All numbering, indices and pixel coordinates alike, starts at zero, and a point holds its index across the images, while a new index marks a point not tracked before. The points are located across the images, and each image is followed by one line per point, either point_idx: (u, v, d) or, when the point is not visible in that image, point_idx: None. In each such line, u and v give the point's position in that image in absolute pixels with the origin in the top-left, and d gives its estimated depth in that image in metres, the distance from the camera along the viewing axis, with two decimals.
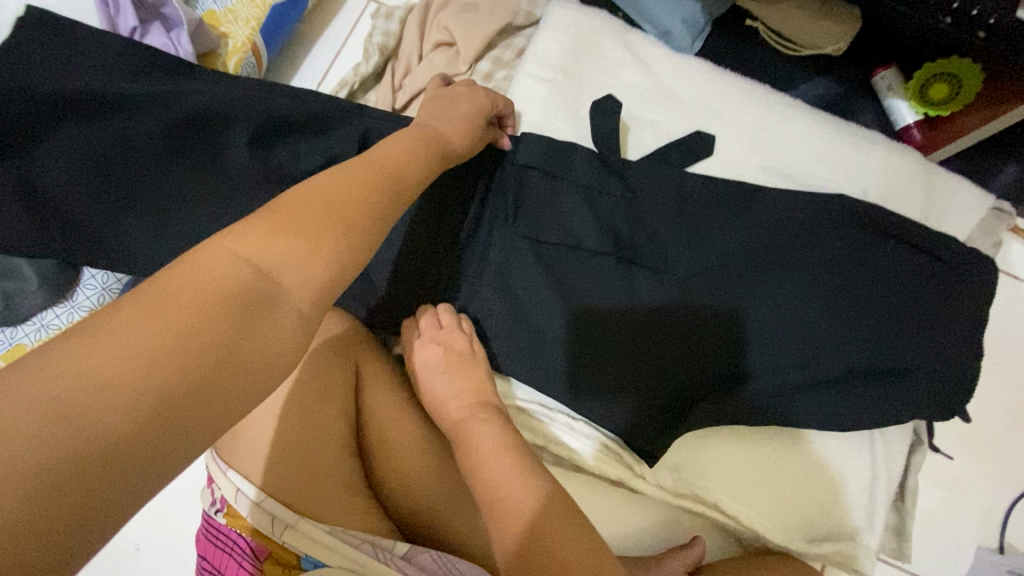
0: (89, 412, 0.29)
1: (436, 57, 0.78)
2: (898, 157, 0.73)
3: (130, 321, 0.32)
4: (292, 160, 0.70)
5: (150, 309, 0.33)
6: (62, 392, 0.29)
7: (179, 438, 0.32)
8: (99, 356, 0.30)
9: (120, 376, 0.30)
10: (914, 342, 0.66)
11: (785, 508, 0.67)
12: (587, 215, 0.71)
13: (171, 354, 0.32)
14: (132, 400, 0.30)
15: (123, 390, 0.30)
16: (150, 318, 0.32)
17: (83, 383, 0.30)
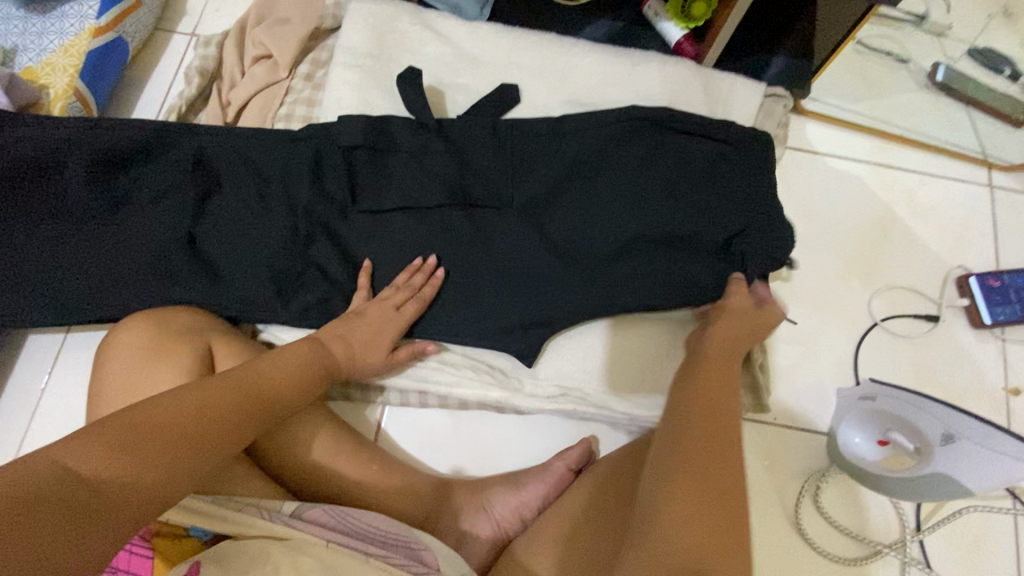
0: (122, 463, 0.45)
1: (256, 70, 0.85)
2: (674, 67, 0.83)
3: (134, 442, 0.47)
4: (131, 186, 0.75)
5: (129, 448, 0.47)
6: (103, 459, 0.45)
7: (112, 512, 0.44)
8: (138, 442, 0.47)
9: (128, 484, 0.45)
10: (719, 214, 0.76)
11: (648, 384, 0.75)
12: (418, 176, 0.77)
13: (80, 483, 0.43)
14: (88, 491, 0.43)
15: (147, 466, 0.47)
16: (163, 430, 0.49)
17: (139, 449, 0.47)
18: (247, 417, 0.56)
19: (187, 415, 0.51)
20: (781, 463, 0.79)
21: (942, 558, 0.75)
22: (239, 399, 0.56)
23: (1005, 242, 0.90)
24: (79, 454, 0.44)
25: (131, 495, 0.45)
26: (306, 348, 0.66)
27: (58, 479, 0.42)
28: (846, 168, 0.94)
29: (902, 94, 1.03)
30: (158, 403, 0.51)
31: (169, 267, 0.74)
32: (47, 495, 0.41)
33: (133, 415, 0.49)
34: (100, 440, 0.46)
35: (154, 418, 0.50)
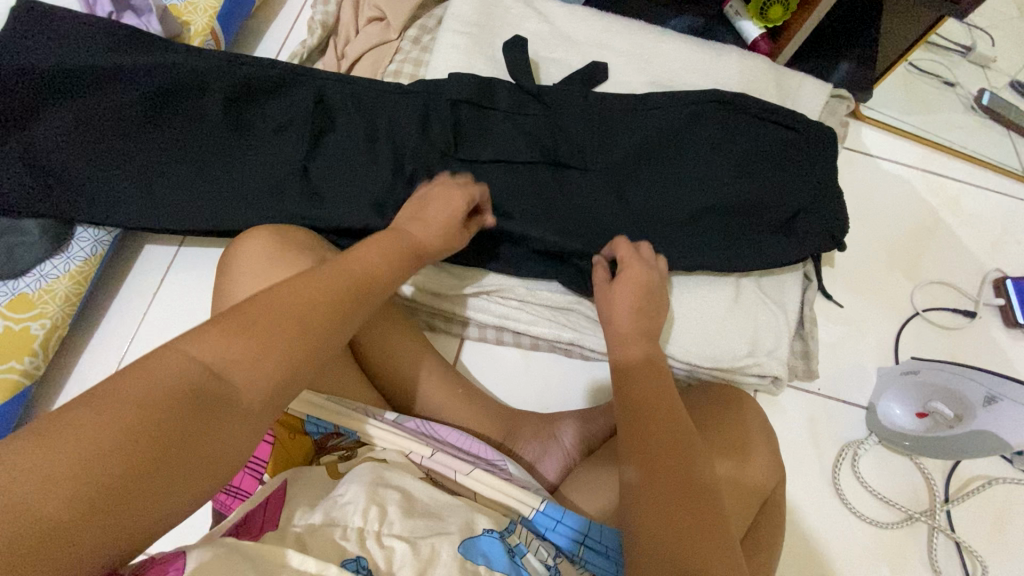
0: (239, 369, 0.43)
1: (370, 30, 0.93)
2: (751, 60, 0.91)
3: (240, 341, 0.44)
4: (259, 118, 0.83)
5: (239, 345, 0.44)
6: (221, 363, 0.43)
7: (233, 430, 0.42)
8: (241, 350, 0.44)
9: (244, 387, 0.43)
10: (788, 193, 0.83)
11: (711, 341, 0.81)
12: (515, 134, 0.85)
13: (199, 391, 0.41)
14: (208, 399, 0.41)
15: (258, 367, 0.44)
16: (261, 329, 0.45)
17: (247, 358, 0.44)
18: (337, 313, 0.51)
19: (282, 308, 0.48)
20: (822, 429, 0.85)
21: (967, 529, 0.80)
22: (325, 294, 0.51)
23: None
24: (197, 352, 0.42)
25: (254, 401, 0.44)
26: (387, 241, 0.63)
27: (176, 388, 0.39)
28: (896, 171, 1.01)
29: (950, 113, 1.11)
30: (262, 297, 0.48)
31: (286, 192, 0.81)
32: (183, 407, 0.39)
33: (239, 316, 0.46)
34: (214, 335, 0.43)
35: (252, 312, 0.46)
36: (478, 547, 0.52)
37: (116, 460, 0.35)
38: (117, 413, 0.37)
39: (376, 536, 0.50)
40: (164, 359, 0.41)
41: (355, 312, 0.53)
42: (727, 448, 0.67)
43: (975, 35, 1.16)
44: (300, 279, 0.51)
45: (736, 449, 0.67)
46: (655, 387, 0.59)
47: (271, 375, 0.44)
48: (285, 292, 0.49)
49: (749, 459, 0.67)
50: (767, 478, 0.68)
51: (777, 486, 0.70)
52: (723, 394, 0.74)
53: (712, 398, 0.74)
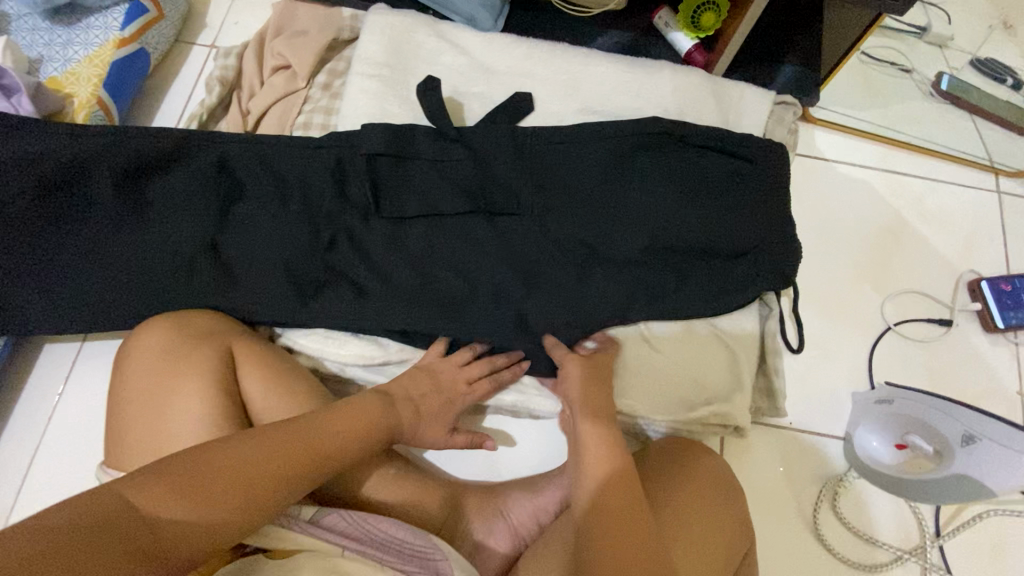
0: (165, 514, 0.44)
1: (275, 80, 0.86)
2: (685, 76, 0.84)
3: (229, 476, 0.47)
4: (157, 194, 0.76)
5: (231, 479, 0.47)
6: (143, 507, 0.43)
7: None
8: (185, 492, 0.45)
9: (171, 538, 0.44)
10: (739, 222, 0.77)
11: (668, 389, 0.75)
12: (439, 184, 0.79)
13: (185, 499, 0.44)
14: (133, 538, 0.42)
15: (227, 505, 0.46)
16: (212, 477, 0.47)
17: (186, 504, 0.45)
18: (293, 475, 0.51)
19: (273, 457, 0.50)
20: (799, 468, 0.78)
21: (964, 563, 0.74)
22: (297, 450, 0.52)
23: (1015, 247, 0.91)
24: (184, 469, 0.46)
25: (169, 549, 0.44)
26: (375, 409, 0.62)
27: (109, 520, 0.42)
28: (854, 174, 0.95)
29: (906, 103, 1.04)
30: (228, 446, 0.49)
31: (196, 272, 0.75)
32: (98, 542, 0.40)
33: (201, 458, 0.48)
34: (161, 481, 0.45)
35: (230, 456, 0.49)
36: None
37: (77, 547, 0.39)
38: (37, 535, 0.39)
39: None
40: (105, 493, 0.43)
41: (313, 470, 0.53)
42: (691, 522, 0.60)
43: (929, 15, 1.08)
44: (270, 436, 0.52)
45: (701, 524, 0.61)
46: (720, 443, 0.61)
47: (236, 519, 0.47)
48: (243, 448, 0.50)
49: (718, 531, 0.62)
50: (738, 543, 0.63)
51: (749, 551, 0.65)
52: (678, 446, 0.70)
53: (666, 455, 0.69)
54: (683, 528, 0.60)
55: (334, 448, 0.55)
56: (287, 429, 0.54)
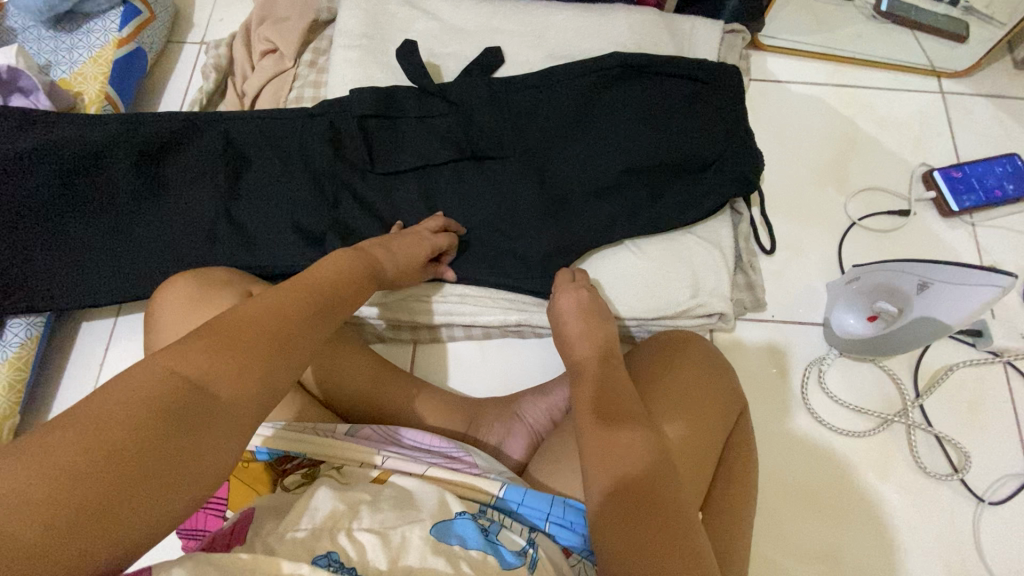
0: (217, 379, 0.43)
1: (265, 63, 0.94)
2: (640, 15, 0.92)
3: (214, 358, 0.43)
4: (172, 171, 0.83)
5: (220, 359, 0.44)
6: (196, 376, 0.42)
7: (216, 434, 0.42)
8: (222, 363, 0.44)
9: (232, 398, 0.43)
10: (703, 137, 0.84)
11: (656, 293, 0.82)
12: (426, 136, 0.85)
13: (173, 401, 0.40)
14: (197, 405, 0.41)
15: (244, 378, 0.44)
16: (246, 341, 0.46)
17: (228, 373, 0.44)
18: (306, 331, 0.51)
19: (256, 330, 0.47)
20: (785, 354, 0.85)
21: (943, 419, 0.81)
22: (299, 300, 0.52)
23: (961, 140, 0.99)
24: (142, 381, 0.40)
25: (235, 407, 0.43)
26: (353, 257, 0.63)
27: (171, 393, 0.40)
28: (807, 92, 1.03)
29: (849, 26, 1.07)
30: (245, 310, 0.48)
31: (215, 238, 0.81)
32: (159, 419, 0.39)
33: (221, 327, 0.46)
34: (200, 350, 0.43)
35: (245, 318, 0.48)
36: (453, 531, 0.54)
37: (138, 432, 0.38)
38: (97, 430, 0.37)
39: (348, 531, 0.51)
40: (150, 373, 0.41)
41: (322, 322, 0.53)
42: (687, 398, 0.67)
43: None
44: (270, 295, 0.51)
45: (697, 397, 0.68)
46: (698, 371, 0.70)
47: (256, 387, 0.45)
48: (253, 309, 0.49)
49: (714, 408, 0.69)
50: (730, 407, 0.70)
51: (741, 414, 0.73)
52: (671, 338, 0.77)
53: (659, 349, 0.75)
54: (683, 408, 0.66)
55: (328, 295, 0.56)
56: (282, 288, 0.53)
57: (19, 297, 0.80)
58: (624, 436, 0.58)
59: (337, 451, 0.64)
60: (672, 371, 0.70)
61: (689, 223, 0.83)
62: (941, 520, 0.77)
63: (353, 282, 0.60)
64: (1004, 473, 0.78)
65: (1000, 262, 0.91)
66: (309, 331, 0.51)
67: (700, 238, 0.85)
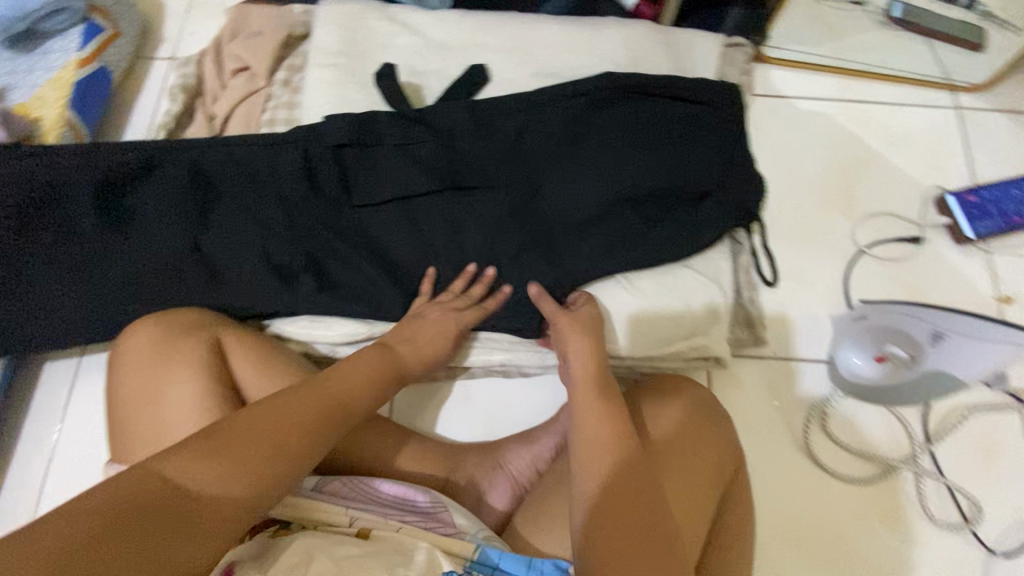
0: (207, 482, 0.45)
1: (236, 82, 0.89)
2: (635, 29, 0.86)
3: (209, 463, 0.46)
4: (137, 204, 0.79)
5: (214, 463, 0.46)
6: (189, 476, 0.45)
7: (192, 536, 0.44)
8: (215, 467, 0.46)
9: (216, 502, 0.45)
10: (701, 165, 0.79)
11: (651, 334, 0.77)
12: (407, 164, 0.80)
13: (162, 505, 0.43)
14: (181, 505, 0.44)
15: (233, 485, 0.46)
16: (248, 445, 0.48)
17: (222, 477, 0.46)
18: (314, 437, 0.52)
19: (258, 431, 0.49)
20: (786, 396, 0.80)
21: (954, 465, 0.77)
22: (316, 407, 0.54)
23: (977, 160, 0.93)
24: (139, 481, 0.44)
25: (220, 509, 0.45)
26: (375, 355, 0.64)
27: (160, 493, 0.44)
28: (813, 108, 0.96)
29: (861, 38, 1.00)
30: (261, 412, 0.50)
31: (183, 276, 0.77)
32: (140, 517, 0.42)
33: (231, 424, 0.49)
34: (198, 452, 0.46)
35: (254, 420, 0.50)
36: None
37: (119, 528, 0.41)
38: (79, 522, 0.40)
39: None
40: (147, 470, 0.44)
41: (331, 428, 0.54)
42: (692, 455, 0.63)
43: None
44: (285, 396, 0.53)
45: (701, 453, 0.64)
46: (704, 426, 0.66)
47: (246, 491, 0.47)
48: (268, 410, 0.51)
49: (716, 465, 0.64)
50: (726, 460, 0.66)
51: (738, 468, 0.68)
52: (663, 382, 0.72)
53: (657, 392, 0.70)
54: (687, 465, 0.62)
55: (345, 401, 0.56)
56: (301, 389, 0.55)
57: None
58: (636, 512, 0.53)
59: (306, 510, 0.59)
60: (680, 422, 0.65)
61: (687, 256, 0.78)
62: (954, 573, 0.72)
63: (369, 386, 0.60)
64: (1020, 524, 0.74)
65: (1018, 294, 0.85)
66: (317, 438, 0.52)
67: (699, 270, 0.79)
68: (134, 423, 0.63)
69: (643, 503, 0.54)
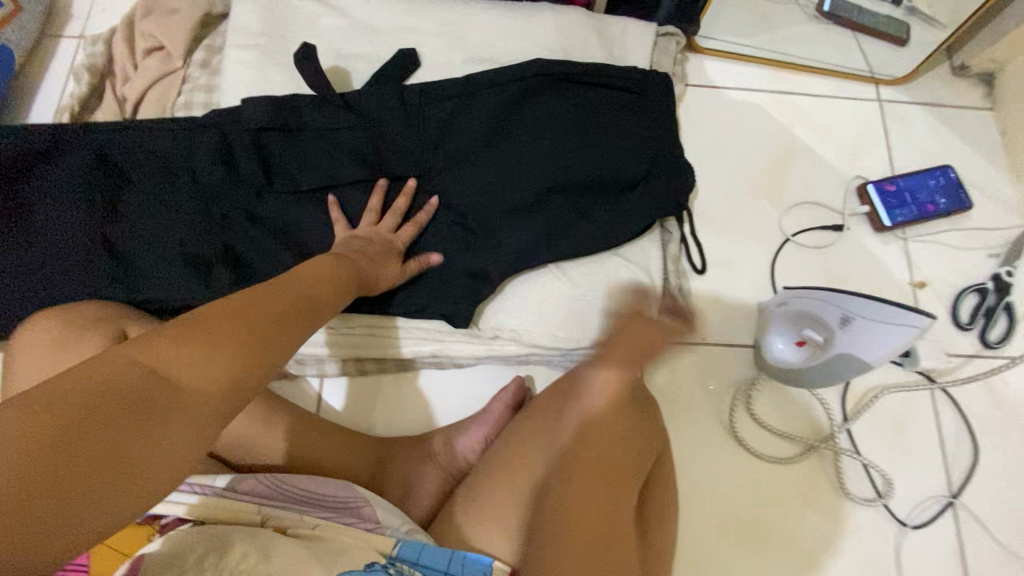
0: (182, 363, 0.40)
1: (150, 62, 0.84)
2: (567, 15, 0.86)
3: (178, 349, 0.40)
4: (36, 191, 0.74)
5: (194, 347, 0.41)
6: (168, 360, 0.39)
7: (179, 420, 0.38)
8: (184, 350, 0.40)
9: (199, 385, 0.40)
10: (631, 154, 0.79)
11: (581, 322, 0.77)
12: (332, 152, 0.78)
13: (129, 394, 0.37)
14: (161, 395, 0.38)
15: (209, 368, 0.41)
16: (216, 331, 0.42)
17: (195, 362, 0.40)
18: (287, 324, 0.48)
19: (225, 311, 0.45)
20: (714, 381, 0.82)
21: (869, 443, 0.80)
22: (284, 300, 0.50)
23: (896, 150, 0.97)
24: (99, 367, 0.37)
25: (203, 395, 0.40)
26: (335, 260, 0.62)
27: (133, 378, 0.38)
28: (745, 98, 0.98)
29: (793, 25, 1.00)
30: (229, 303, 0.45)
31: (87, 268, 0.72)
32: (107, 408, 0.35)
33: (201, 313, 0.43)
34: (172, 340, 0.40)
35: (220, 304, 0.45)
36: None
37: (90, 419, 0.35)
38: (44, 415, 0.33)
39: None
40: (104, 363, 0.38)
41: (301, 321, 0.50)
42: (637, 430, 0.64)
43: None
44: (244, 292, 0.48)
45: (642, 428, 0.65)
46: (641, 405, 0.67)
47: (233, 374, 0.42)
48: (223, 308, 0.45)
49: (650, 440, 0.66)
50: (652, 445, 0.66)
51: (663, 451, 0.69)
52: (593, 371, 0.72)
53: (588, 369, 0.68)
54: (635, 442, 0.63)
55: (309, 295, 0.54)
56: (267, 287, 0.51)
57: None
58: (588, 510, 0.54)
59: (217, 508, 0.56)
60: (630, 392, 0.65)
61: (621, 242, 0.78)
62: (866, 543, 0.76)
63: (334, 290, 0.58)
64: (927, 496, 0.78)
65: (931, 278, 0.89)
66: (291, 324, 0.48)
67: (629, 258, 0.80)
68: None
69: (576, 471, 0.57)
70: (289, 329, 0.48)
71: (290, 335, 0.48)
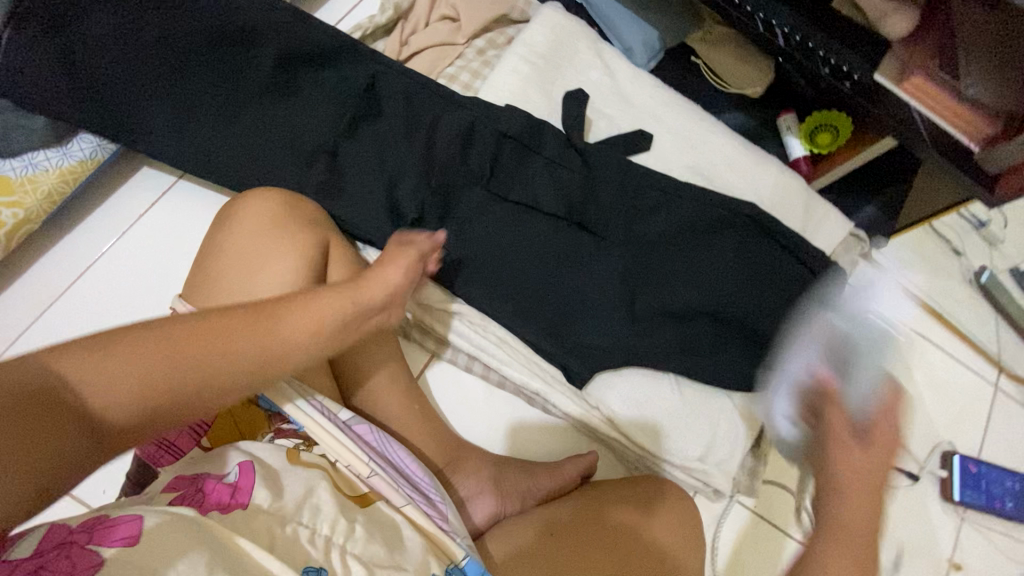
0: (116, 386, 0.43)
1: (439, 27, 0.93)
2: (791, 177, 0.93)
3: (121, 364, 0.44)
4: (308, 84, 0.82)
5: (148, 366, 0.45)
6: (84, 373, 0.43)
7: (86, 432, 0.43)
8: (177, 369, 0.45)
9: (116, 408, 0.44)
10: (788, 324, 0.84)
11: (672, 438, 0.82)
12: (550, 183, 0.84)
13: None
14: (40, 404, 0.41)
15: (177, 386, 0.46)
16: (231, 353, 0.48)
17: (193, 381, 0.46)
18: (304, 349, 0.52)
19: (231, 340, 0.48)
20: (744, 549, 0.87)
21: None
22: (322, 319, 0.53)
23: (991, 438, 1.00)
24: None
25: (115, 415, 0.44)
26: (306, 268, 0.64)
27: (10, 395, 0.40)
28: (887, 321, 1.04)
29: (946, 280, 1.10)
30: (235, 321, 0.49)
31: (312, 167, 0.80)
32: None
33: (185, 328, 0.47)
34: (161, 353, 0.45)
35: (237, 321, 0.49)
36: None
37: None
38: None
39: (341, 551, 0.54)
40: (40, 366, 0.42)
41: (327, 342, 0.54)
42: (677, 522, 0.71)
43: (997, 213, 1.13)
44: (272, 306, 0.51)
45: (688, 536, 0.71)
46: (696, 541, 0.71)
47: (201, 400, 0.47)
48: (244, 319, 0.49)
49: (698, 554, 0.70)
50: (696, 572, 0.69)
51: None
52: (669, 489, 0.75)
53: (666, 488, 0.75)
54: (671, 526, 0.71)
55: (347, 317, 0.56)
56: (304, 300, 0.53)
57: (104, 123, 0.75)
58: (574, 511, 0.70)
59: (340, 444, 0.60)
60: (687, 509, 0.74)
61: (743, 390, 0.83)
62: None
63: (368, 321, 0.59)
64: None
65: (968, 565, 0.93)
66: (307, 349, 0.52)
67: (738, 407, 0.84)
68: (221, 278, 0.64)
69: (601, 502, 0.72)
70: (306, 350, 0.52)
71: (298, 356, 0.52)
